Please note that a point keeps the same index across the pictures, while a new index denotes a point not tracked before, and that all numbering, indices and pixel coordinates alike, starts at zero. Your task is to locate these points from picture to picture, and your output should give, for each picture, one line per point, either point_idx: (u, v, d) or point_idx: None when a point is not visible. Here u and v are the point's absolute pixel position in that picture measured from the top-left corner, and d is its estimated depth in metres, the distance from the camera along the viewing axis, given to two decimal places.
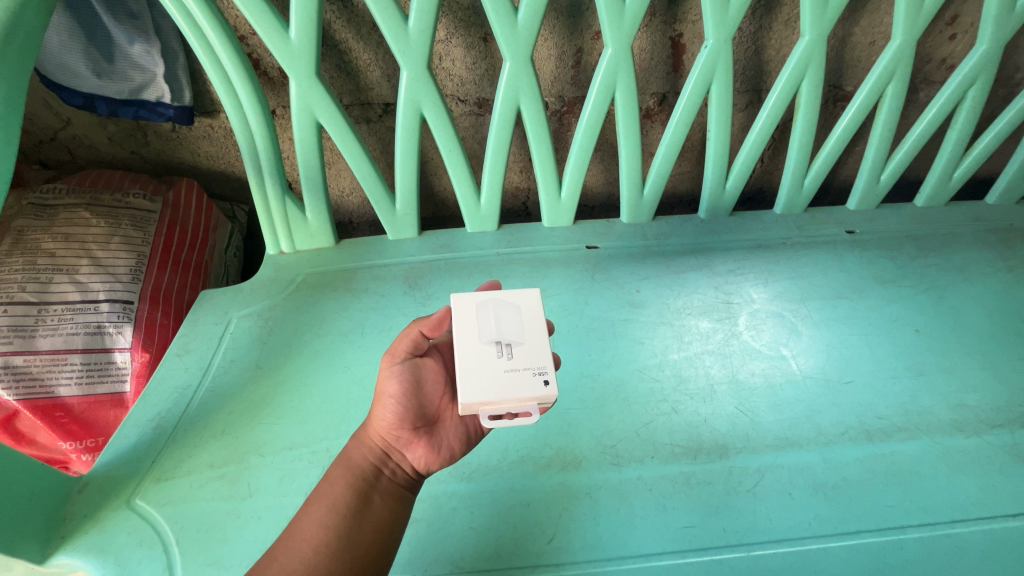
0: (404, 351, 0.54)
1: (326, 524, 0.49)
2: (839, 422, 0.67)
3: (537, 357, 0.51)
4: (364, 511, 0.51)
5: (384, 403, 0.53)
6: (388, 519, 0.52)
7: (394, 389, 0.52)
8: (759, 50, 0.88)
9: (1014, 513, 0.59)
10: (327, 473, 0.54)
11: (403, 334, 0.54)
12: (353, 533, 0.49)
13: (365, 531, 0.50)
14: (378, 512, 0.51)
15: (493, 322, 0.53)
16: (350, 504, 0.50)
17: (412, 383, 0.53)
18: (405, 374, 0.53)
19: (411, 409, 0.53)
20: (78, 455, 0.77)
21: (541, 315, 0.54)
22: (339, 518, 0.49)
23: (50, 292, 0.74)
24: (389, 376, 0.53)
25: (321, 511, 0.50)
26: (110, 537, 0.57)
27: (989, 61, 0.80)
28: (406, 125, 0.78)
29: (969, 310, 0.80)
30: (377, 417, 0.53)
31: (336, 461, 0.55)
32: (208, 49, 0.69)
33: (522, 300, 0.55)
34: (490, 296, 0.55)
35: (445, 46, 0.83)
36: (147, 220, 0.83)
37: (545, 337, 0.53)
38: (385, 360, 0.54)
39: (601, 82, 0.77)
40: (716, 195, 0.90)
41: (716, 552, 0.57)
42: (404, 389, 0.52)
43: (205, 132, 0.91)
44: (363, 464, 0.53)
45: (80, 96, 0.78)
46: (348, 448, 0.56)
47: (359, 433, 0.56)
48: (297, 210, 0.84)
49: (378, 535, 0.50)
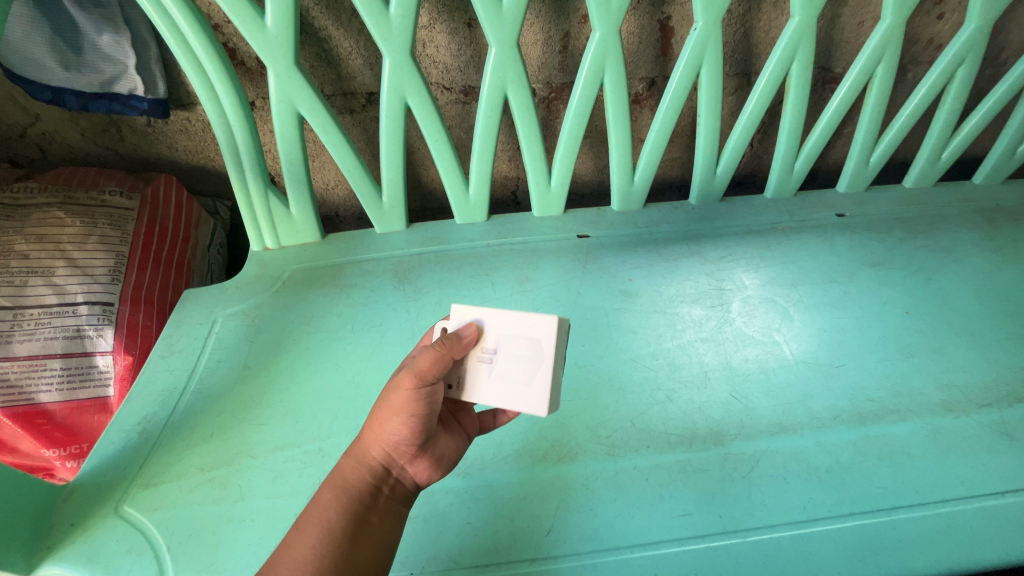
0: (437, 374, 0.48)
1: (321, 551, 0.45)
2: (832, 405, 0.68)
3: (478, 386, 0.52)
4: (362, 534, 0.47)
5: (397, 421, 0.48)
6: (386, 541, 0.49)
7: (418, 409, 0.48)
8: (748, 32, 0.87)
9: (1003, 491, 0.60)
10: (317, 494, 0.49)
11: (435, 352, 0.48)
12: (352, 558, 0.46)
13: (363, 555, 0.47)
14: (377, 533, 0.48)
15: (512, 356, 0.51)
16: (348, 527, 0.47)
17: (432, 403, 0.49)
18: (430, 394, 0.49)
19: (426, 427, 0.50)
20: (63, 462, 0.75)
21: (511, 407, 0.50)
22: (335, 543, 0.46)
23: (26, 296, 0.71)
24: (416, 397, 0.48)
25: (312, 537, 0.46)
26: (98, 546, 0.55)
27: (977, 40, 0.80)
28: (390, 114, 0.76)
29: (956, 290, 0.80)
30: (384, 434, 0.49)
31: (325, 480, 0.50)
32: (181, 39, 0.67)
33: (536, 392, 0.50)
34: (543, 354, 0.50)
35: (429, 32, 0.81)
36: (125, 219, 0.80)
37: (490, 396, 0.51)
38: (409, 380, 0.47)
39: (589, 67, 0.75)
40: (707, 181, 0.89)
41: (714, 539, 0.57)
42: (424, 409, 0.49)
43: (183, 126, 0.88)
44: (362, 483, 0.49)
45: (47, 90, 0.74)
46: (339, 466, 0.51)
47: (353, 449, 0.51)
48: (281, 205, 0.81)
49: (377, 557, 0.48)
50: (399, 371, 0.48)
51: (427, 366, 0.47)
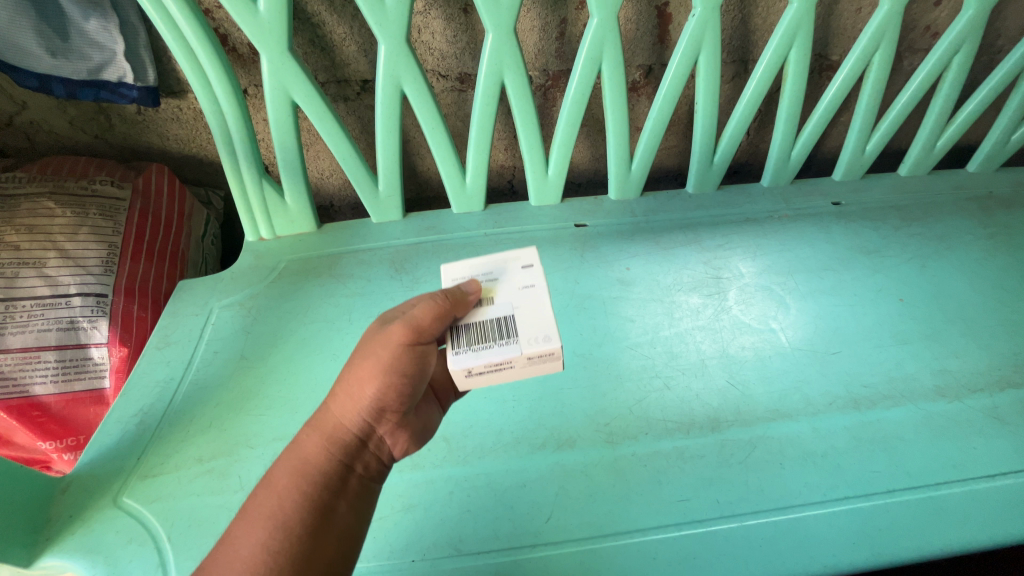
0: (435, 329, 0.46)
1: (278, 549, 0.39)
2: (828, 392, 0.68)
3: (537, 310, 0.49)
4: (326, 524, 0.42)
5: (377, 385, 0.45)
6: (355, 529, 0.44)
7: (408, 371, 0.46)
8: (746, 18, 0.86)
9: (993, 474, 0.61)
10: (273, 476, 0.43)
11: (431, 303, 0.45)
12: (317, 551, 0.41)
13: (330, 546, 0.42)
14: (342, 522, 0.43)
15: None
16: (311, 517, 0.41)
17: (420, 367, 0.47)
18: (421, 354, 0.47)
19: (410, 393, 0.47)
20: (59, 454, 0.75)
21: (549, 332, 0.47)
22: (294, 538, 0.40)
23: (17, 287, 0.70)
24: (405, 355, 0.46)
25: (263, 530, 0.40)
26: (97, 537, 0.55)
27: (975, 28, 0.80)
28: (386, 102, 0.75)
29: (950, 277, 0.81)
30: (359, 402, 0.46)
31: (283, 459, 0.45)
32: (171, 25, 0.65)
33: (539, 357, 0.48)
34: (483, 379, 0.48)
35: (424, 18, 0.80)
36: (117, 210, 0.79)
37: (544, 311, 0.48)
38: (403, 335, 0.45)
39: (587, 53, 0.74)
40: (704, 170, 0.89)
41: (711, 524, 0.57)
42: (411, 372, 0.46)
43: (174, 115, 0.86)
44: (330, 462, 0.44)
45: (34, 77, 0.72)
46: (301, 442, 0.45)
47: (318, 424, 0.46)
48: (276, 194, 0.81)
49: (347, 548, 0.43)
50: (393, 326, 0.46)
51: (420, 315, 0.45)
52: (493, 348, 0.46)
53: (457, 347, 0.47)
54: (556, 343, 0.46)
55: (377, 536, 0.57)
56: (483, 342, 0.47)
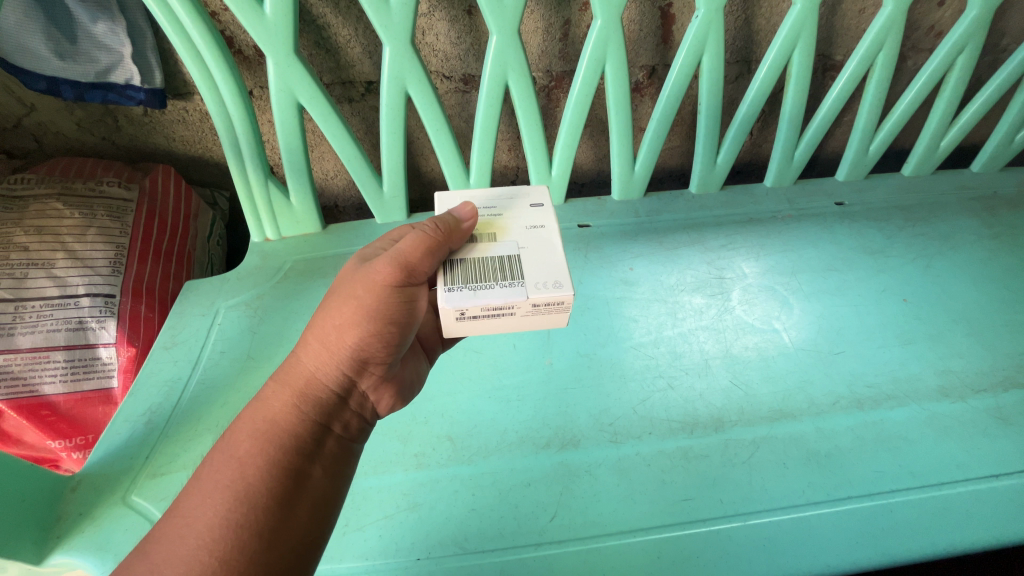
0: (425, 263, 0.45)
1: (242, 517, 0.39)
2: (831, 392, 0.68)
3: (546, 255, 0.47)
4: (299, 483, 0.42)
5: (355, 333, 0.45)
6: (330, 491, 0.44)
7: (389, 316, 0.46)
8: (749, 19, 0.86)
9: (997, 474, 0.61)
10: (242, 434, 0.43)
11: (422, 233, 0.44)
12: (290, 513, 0.41)
13: (305, 504, 0.42)
14: (316, 480, 0.44)
15: None
16: (282, 476, 0.42)
17: (401, 314, 0.47)
18: (405, 294, 0.47)
19: (389, 341, 0.47)
20: (68, 453, 0.76)
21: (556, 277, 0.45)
22: (264, 501, 0.40)
23: (27, 288, 0.71)
24: (387, 295, 0.46)
25: (229, 493, 0.40)
26: (107, 535, 0.55)
27: (979, 28, 0.80)
28: (391, 103, 0.75)
29: (953, 277, 0.81)
30: (335, 352, 0.46)
31: (254, 415, 0.45)
32: (179, 27, 0.66)
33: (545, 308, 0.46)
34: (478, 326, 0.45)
35: (428, 19, 0.80)
36: (124, 211, 0.80)
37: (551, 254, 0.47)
38: (388, 271, 0.45)
39: (591, 54, 0.75)
40: (707, 170, 0.89)
41: (715, 523, 0.58)
42: (393, 316, 0.46)
43: (180, 116, 0.87)
44: (303, 416, 0.45)
45: (43, 80, 0.73)
46: (272, 396, 0.45)
47: (291, 377, 0.46)
48: (282, 195, 0.81)
49: (321, 512, 0.43)
50: (378, 264, 0.46)
51: (410, 246, 0.44)
52: (492, 288, 0.44)
53: (451, 283, 0.44)
54: (566, 291, 0.44)
55: (383, 535, 0.57)
56: (482, 283, 0.45)
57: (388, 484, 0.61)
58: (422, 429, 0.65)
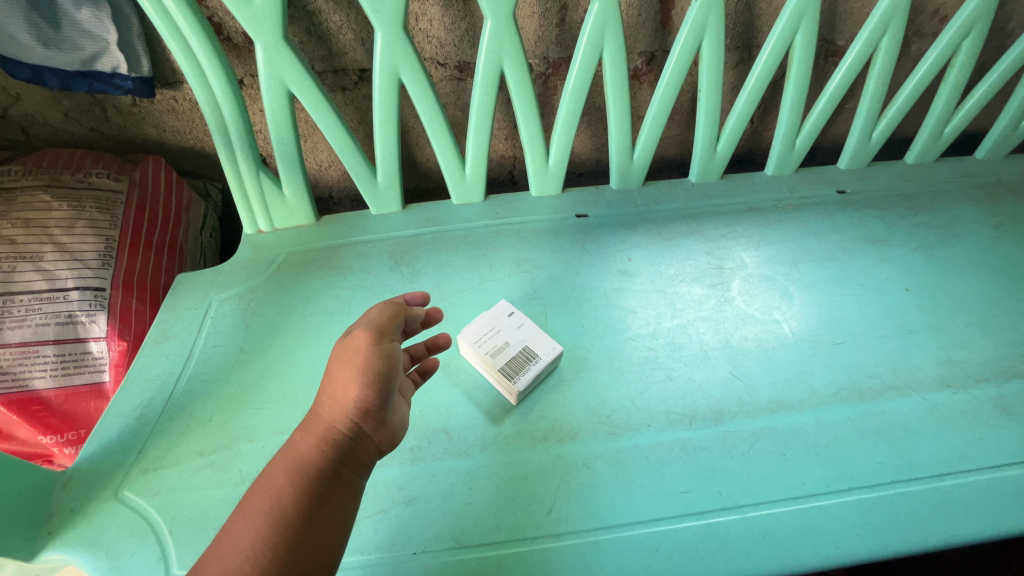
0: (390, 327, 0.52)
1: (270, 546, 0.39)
2: (831, 383, 0.68)
3: None
4: (319, 515, 0.42)
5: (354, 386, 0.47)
6: (343, 522, 0.44)
7: (380, 366, 0.48)
8: (750, 3, 0.84)
9: (999, 464, 0.61)
10: (267, 472, 0.44)
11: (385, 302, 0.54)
12: (309, 541, 0.41)
13: (322, 535, 0.42)
14: (333, 513, 0.43)
15: None
16: (305, 509, 0.42)
17: (390, 366, 0.49)
18: (388, 348, 0.50)
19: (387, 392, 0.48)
20: (60, 448, 0.75)
21: None
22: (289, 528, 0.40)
23: (14, 282, 0.70)
24: (370, 348, 0.49)
25: (259, 522, 0.40)
26: (99, 531, 0.55)
27: (985, 11, 0.78)
28: (383, 91, 0.74)
29: (956, 266, 0.80)
30: (342, 402, 0.46)
31: (277, 458, 0.45)
32: (164, 13, 0.64)
33: None
34: None
35: (421, 5, 0.78)
36: (114, 202, 0.79)
37: None
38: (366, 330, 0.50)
39: (589, 39, 0.73)
40: (707, 159, 0.88)
41: (714, 515, 0.57)
42: (382, 368, 0.48)
43: (169, 106, 0.85)
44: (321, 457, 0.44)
45: (26, 68, 0.71)
46: (293, 441, 0.45)
47: (309, 424, 0.47)
48: (274, 186, 0.80)
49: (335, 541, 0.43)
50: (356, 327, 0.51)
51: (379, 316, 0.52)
52: None
53: None
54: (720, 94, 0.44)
55: (378, 529, 0.57)
56: None
57: (382, 478, 0.60)
58: (418, 422, 0.64)
